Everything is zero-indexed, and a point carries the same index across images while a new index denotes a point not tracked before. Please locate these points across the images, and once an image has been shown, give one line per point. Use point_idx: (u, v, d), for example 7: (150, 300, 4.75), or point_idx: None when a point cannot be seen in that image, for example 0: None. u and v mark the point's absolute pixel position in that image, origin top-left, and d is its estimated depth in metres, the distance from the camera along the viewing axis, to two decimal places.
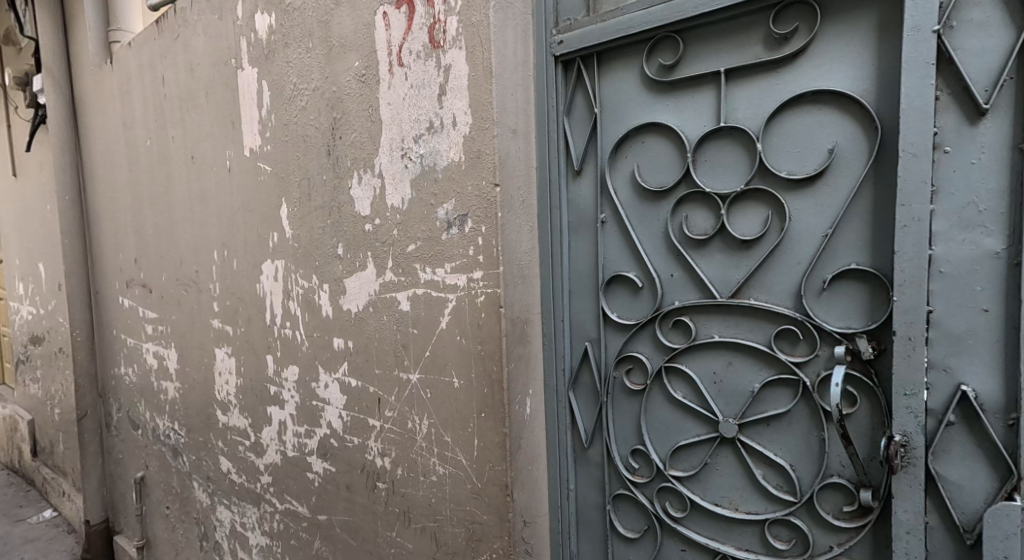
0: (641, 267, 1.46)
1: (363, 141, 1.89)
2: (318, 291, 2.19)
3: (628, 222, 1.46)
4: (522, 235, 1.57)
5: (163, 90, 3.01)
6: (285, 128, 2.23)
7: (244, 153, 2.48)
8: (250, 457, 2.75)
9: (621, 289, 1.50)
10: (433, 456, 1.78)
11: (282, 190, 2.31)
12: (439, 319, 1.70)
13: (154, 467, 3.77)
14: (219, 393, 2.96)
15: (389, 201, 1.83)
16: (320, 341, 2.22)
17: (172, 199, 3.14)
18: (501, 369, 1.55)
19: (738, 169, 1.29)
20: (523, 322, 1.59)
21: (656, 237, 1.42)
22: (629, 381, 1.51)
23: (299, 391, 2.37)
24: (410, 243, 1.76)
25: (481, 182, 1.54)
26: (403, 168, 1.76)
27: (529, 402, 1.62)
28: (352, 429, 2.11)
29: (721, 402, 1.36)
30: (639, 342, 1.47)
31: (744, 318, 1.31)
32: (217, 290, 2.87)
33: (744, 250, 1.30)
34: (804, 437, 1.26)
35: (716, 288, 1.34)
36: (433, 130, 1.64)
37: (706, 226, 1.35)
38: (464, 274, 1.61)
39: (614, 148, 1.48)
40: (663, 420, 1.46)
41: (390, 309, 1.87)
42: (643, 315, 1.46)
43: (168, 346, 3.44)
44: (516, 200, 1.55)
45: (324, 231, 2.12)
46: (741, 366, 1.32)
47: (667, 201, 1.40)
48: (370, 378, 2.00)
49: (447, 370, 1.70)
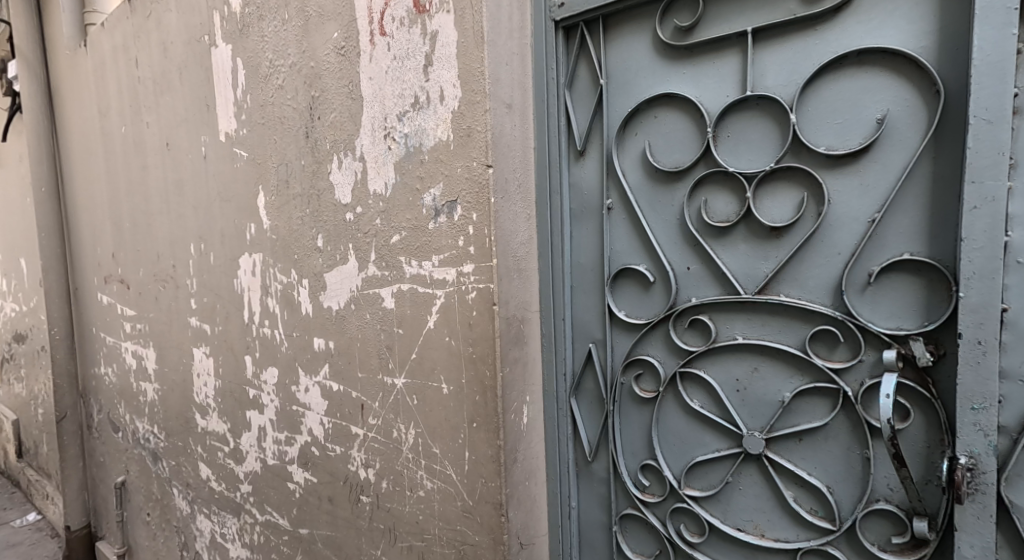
0: (652, 259, 1.28)
1: (343, 121, 1.72)
2: (298, 287, 2.02)
3: (638, 208, 1.28)
4: (518, 223, 1.40)
5: (137, 74, 2.84)
6: (262, 110, 2.05)
7: (220, 139, 2.31)
8: (230, 464, 2.58)
9: (629, 285, 1.32)
10: (421, 468, 1.61)
11: (259, 178, 2.13)
12: (426, 317, 1.53)
13: (134, 472, 3.59)
14: (197, 395, 2.78)
15: (372, 187, 1.65)
16: (300, 342, 2.05)
17: (148, 189, 2.96)
18: (494, 374, 1.38)
19: (768, 144, 1.12)
20: (519, 320, 1.42)
21: (670, 225, 1.25)
22: (637, 387, 1.33)
23: (279, 394, 2.20)
24: (395, 233, 1.59)
25: (471, 163, 1.36)
26: (386, 150, 1.58)
27: (526, 410, 1.44)
28: (334, 437, 1.94)
29: (745, 413, 1.18)
30: (650, 344, 1.30)
31: (773, 317, 1.14)
32: (194, 285, 2.70)
33: (773, 240, 1.13)
34: (844, 455, 1.09)
35: (740, 282, 1.17)
36: (419, 106, 1.47)
37: (728, 211, 1.17)
38: (453, 268, 1.44)
39: (622, 124, 1.30)
40: (677, 432, 1.28)
41: (374, 306, 1.70)
42: (654, 313, 1.28)
43: (147, 345, 3.26)
44: (511, 184, 1.38)
45: (303, 222, 1.95)
46: (769, 372, 1.15)
47: (683, 183, 1.22)
48: (353, 383, 1.83)
49: (434, 375, 1.53)
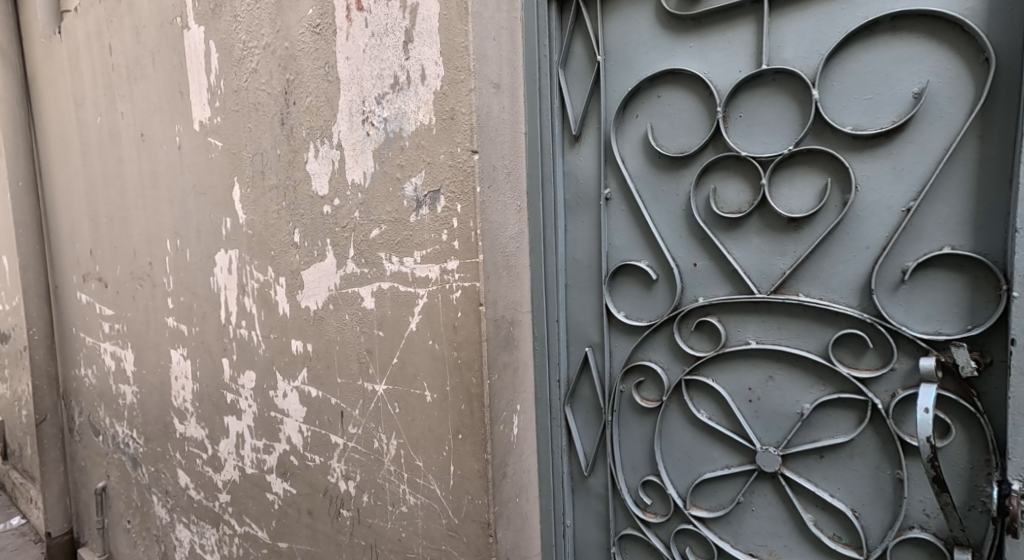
0: (654, 254, 1.16)
1: (319, 106, 1.59)
2: (274, 285, 1.89)
3: (639, 198, 1.16)
4: (507, 216, 1.28)
5: (112, 61, 2.70)
6: (236, 96, 1.92)
7: (195, 128, 2.18)
8: (208, 472, 2.45)
9: (629, 283, 1.20)
10: (403, 483, 1.49)
11: (233, 168, 2.00)
12: (408, 319, 1.41)
13: (115, 477, 3.46)
14: (175, 399, 2.65)
15: (350, 177, 1.52)
16: (277, 344, 1.92)
17: (124, 183, 2.83)
18: (481, 382, 1.26)
19: (786, 125, 0.99)
20: (509, 322, 1.29)
21: (674, 217, 1.12)
22: (637, 396, 1.21)
23: (256, 400, 2.07)
24: (375, 227, 1.46)
25: (455, 149, 1.24)
26: (364, 136, 1.46)
27: (517, 420, 1.32)
28: (313, 446, 1.81)
29: (758, 426, 1.06)
30: (653, 348, 1.17)
31: (792, 320, 1.01)
32: (171, 284, 2.56)
33: (791, 232, 1.00)
34: (873, 475, 0.97)
35: (754, 280, 1.04)
36: (399, 88, 1.34)
37: (740, 201, 1.05)
38: (436, 264, 1.32)
39: (621, 105, 1.17)
40: (682, 446, 1.16)
41: (353, 306, 1.57)
42: (657, 314, 1.16)
43: (125, 346, 3.13)
44: (500, 172, 1.26)
45: (279, 216, 1.82)
46: (786, 381, 1.03)
47: (689, 170, 1.10)
48: (332, 388, 1.70)
49: (417, 382, 1.41)
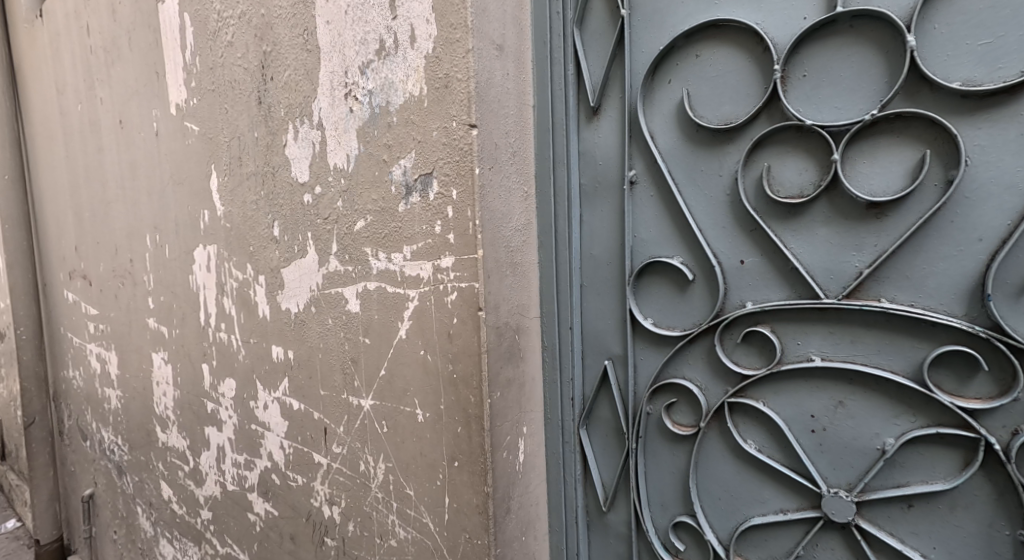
0: (690, 249, 0.95)
1: (298, 81, 1.39)
2: (254, 285, 1.69)
3: (672, 181, 0.95)
4: (512, 204, 1.08)
5: (91, 43, 2.52)
6: (211, 74, 1.73)
7: (172, 112, 1.99)
8: (190, 485, 2.26)
9: (658, 284, 0.99)
10: (393, 513, 1.29)
11: (210, 155, 1.81)
12: (397, 325, 1.21)
13: (101, 485, 3.25)
14: (157, 406, 2.46)
15: (332, 161, 1.32)
16: (257, 350, 1.72)
17: (105, 174, 2.64)
18: (480, 402, 1.06)
19: (866, 86, 0.79)
20: (514, 329, 1.09)
21: (716, 204, 0.92)
22: (668, 419, 1.00)
23: (237, 410, 1.87)
24: (360, 218, 1.26)
25: (450, 123, 1.04)
26: (347, 113, 1.26)
27: (523, 445, 1.12)
28: (295, 465, 1.62)
29: (824, 463, 0.86)
30: (688, 364, 0.97)
31: (871, 332, 0.81)
32: (151, 282, 2.37)
33: (870, 221, 0.80)
34: (979, 532, 0.77)
35: (820, 283, 0.83)
36: (385, 54, 1.14)
37: (801, 182, 0.84)
38: (428, 261, 1.12)
39: (651, 68, 0.96)
40: (724, 483, 0.95)
41: (337, 309, 1.37)
42: (694, 322, 0.95)
43: (109, 348, 2.94)
44: (503, 151, 1.06)
45: (257, 207, 1.62)
46: (861, 409, 0.82)
47: (735, 145, 0.89)
48: (314, 402, 1.50)
49: (407, 398, 1.21)
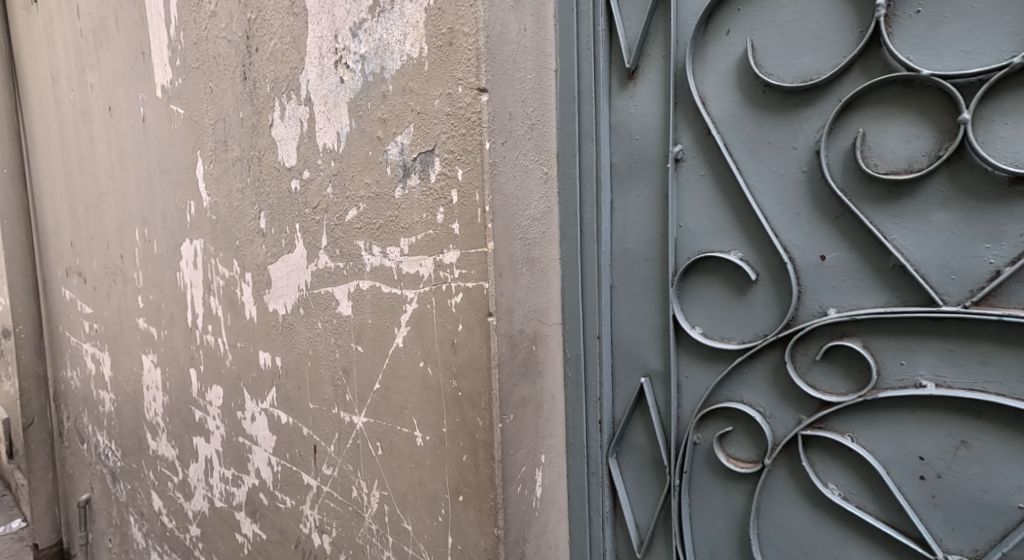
0: (752, 241, 0.77)
1: (284, 50, 1.22)
2: (240, 283, 1.52)
3: (729, 156, 0.77)
4: (529, 187, 0.89)
5: (80, 26, 2.38)
6: (197, 50, 1.56)
7: (157, 95, 1.82)
8: (180, 498, 2.10)
9: (711, 285, 0.81)
10: (388, 549, 1.11)
11: (196, 141, 1.64)
12: (393, 331, 1.03)
13: (98, 491, 3.05)
14: (148, 412, 2.30)
15: (321, 142, 1.14)
16: (244, 356, 1.56)
17: (97, 165, 2.49)
18: (490, 426, 0.88)
19: (1010, 19, 0.60)
20: (530, 339, 0.91)
21: (788, 184, 0.73)
22: (721, 453, 0.81)
23: (224, 420, 1.71)
24: (351, 206, 1.08)
25: (454, 89, 0.86)
26: (337, 84, 1.08)
27: (540, 477, 0.94)
28: (284, 486, 1.44)
29: (937, 521, 0.66)
30: (749, 384, 0.78)
31: (1007, 352, 0.62)
32: (141, 280, 2.21)
33: (1008, 206, 0.61)
34: None
35: (934, 284, 0.64)
36: (380, 10, 0.96)
37: (908, 152, 0.65)
38: (428, 256, 0.93)
39: (704, 16, 0.77)
40: (796, 537, 0.76)
41: (326, 312, 1.20)
42: (757, 333, 0.77)
43: (102, 349, 2.78)
44: (519, 123, 0.87)
45: (242, 196, 1.45)
46: (992, 453, 0.63)
47: (815, 109, 0.70)
48: (303, 416, 1.33)
49: (403, 417, 1.03)
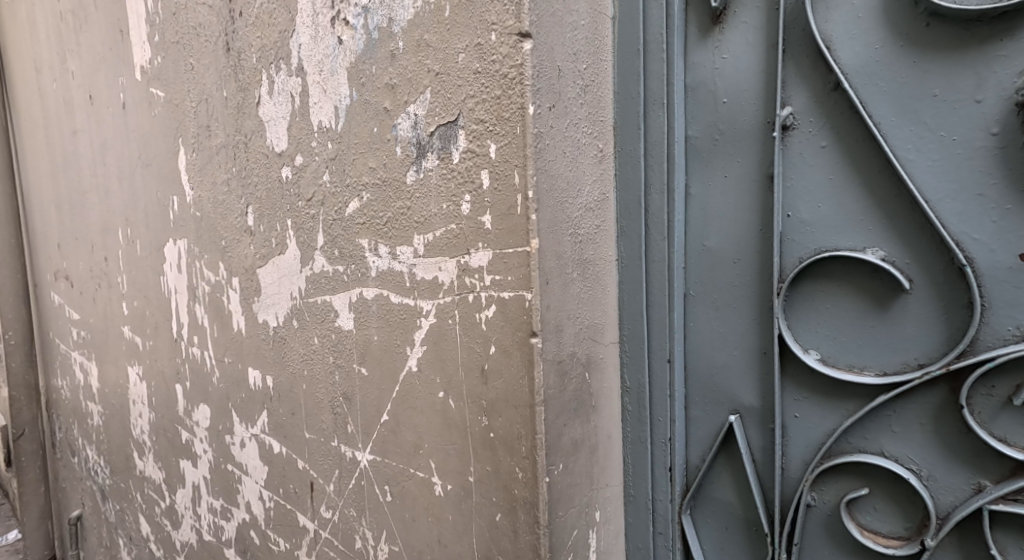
0: (902, 235, 0.58)
1: (271, 11, 1.01)
2: (226, 290, 1.32)
3: (871, 122, 0.58)
4: (580, 167, 0.68)
5: (60, 9, 2.18)
6: (176, 22, 1.36)
7: (137, 77, 1.62)
8: (167, 525, 1.89)
9: (837, 293, 0.62)
10: None
11: (177, 127, 1.44)
12: (404, 351, 0.82)
13: (87, 508, 2.80)
14: (135, 428, 2.10)
15: (316, 119, 0.94)
16: (232, 373, 1.35)
17: (80, 161, 2.29)
18: (532, 481, 0.67)
19: None
20: (583, 364, 0.70)
21: (968, 159, 0.55)
22: (851, 523, 0.62)
23: (212, 445, 1.50)
24: (352, 197, 0.88)
25: (485, 37, 0.65)
26: (334, 44, 0.87)
27: (595, 541, 0.73)
28: (277, 525, 1.24)
29: None
30: (896, 435, 0.60)
31: None
32: (125, 285, 2.01)
33: None
34: None
35: None
36: None
37: None
38: (450, 258, 0.73)
39: None
40: None
41: (324, 325, 0.99)
42: (910, 358, 0.58)
43: (89, 358, 2.57)
44: (570, 80, 0.66)
45: (228, 189, 1.25)
46: None
47: (1013, 45, 0.52)
48: (298, 446, 1.13)
49: (418, 459, 0.82)
